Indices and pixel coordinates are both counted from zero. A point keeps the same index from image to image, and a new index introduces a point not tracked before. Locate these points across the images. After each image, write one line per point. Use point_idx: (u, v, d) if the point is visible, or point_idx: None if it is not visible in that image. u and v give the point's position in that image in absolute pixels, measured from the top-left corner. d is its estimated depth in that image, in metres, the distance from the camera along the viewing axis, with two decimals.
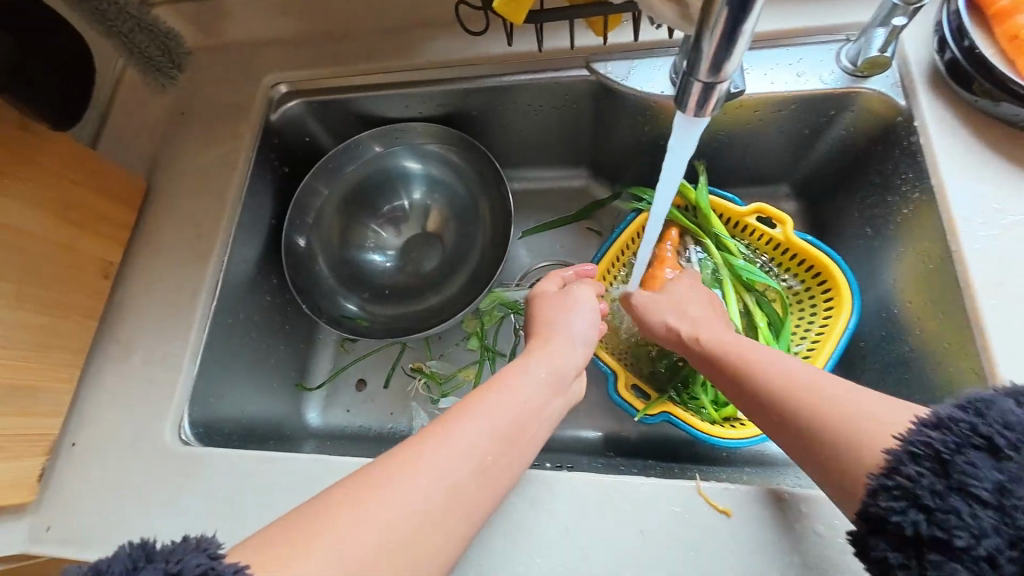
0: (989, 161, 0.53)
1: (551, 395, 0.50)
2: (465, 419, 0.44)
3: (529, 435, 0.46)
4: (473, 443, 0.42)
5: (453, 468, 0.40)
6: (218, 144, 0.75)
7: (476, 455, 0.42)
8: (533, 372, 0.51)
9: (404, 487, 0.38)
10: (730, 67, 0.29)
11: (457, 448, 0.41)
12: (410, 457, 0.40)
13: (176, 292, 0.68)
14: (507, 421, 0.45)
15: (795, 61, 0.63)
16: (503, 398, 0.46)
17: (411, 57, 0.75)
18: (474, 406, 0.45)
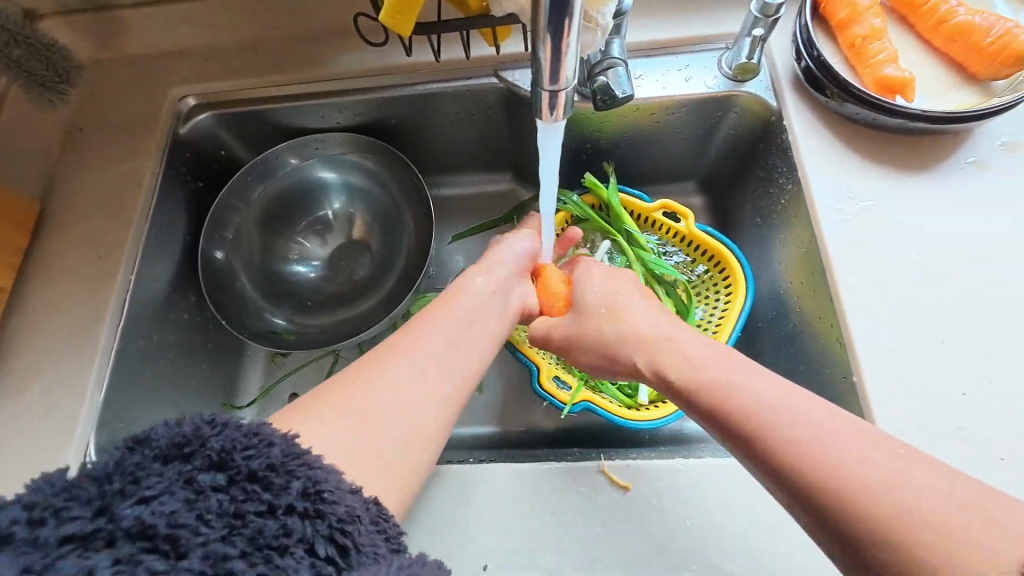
0: (843, 154, 0.60)
1: (498, 303, 0.59)
2: (422, 331, 0.51)
3: (482, 326, 0.55)
4: (428, 337, 0.50)
5: (411, 356, 0.48)
6: (120, 160, 0.72)
7: (434, 355, 0.49)
8: (482, 284, 0.59)
9: (368, 387, 0.44)
10: (567, 77, 0.34)
11: (409, 342, 0.49)
12: (373, 362, 0.47)
13: (79, 316, 0.65)
14: (455, 326, 0.53)
15: (682, 67, 0.69)
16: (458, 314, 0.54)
17: (322, 69, 0.75)
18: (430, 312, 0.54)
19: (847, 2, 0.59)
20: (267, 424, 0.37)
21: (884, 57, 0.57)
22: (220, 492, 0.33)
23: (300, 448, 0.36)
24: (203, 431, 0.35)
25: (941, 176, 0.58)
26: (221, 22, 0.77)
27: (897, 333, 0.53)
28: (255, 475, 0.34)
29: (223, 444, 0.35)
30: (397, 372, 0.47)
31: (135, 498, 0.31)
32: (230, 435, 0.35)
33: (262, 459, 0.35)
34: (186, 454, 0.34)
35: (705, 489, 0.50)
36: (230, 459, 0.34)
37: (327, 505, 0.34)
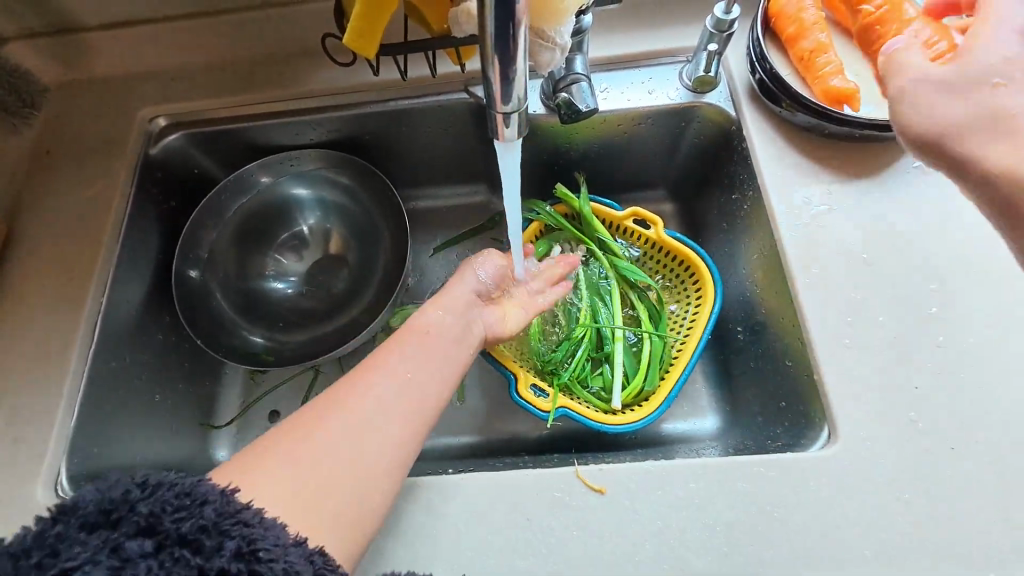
0: (799, 161, 0.63)
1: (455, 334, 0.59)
2: (379, 369, 0.52)
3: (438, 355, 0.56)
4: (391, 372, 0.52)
5: (370, 401, 0.49)
6: (89, 182, 0.72)
7: (391, 402, 0.50)
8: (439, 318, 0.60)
9: (323, 429, 0.46)
10: (518, 98, 0.36)
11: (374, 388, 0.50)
12: (331, 403, 0.49)
13: (48, 341, 0.64)
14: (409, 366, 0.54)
15: (645, 80, 0.71)
16: (412, 354, 0.55)
17: (293, 88, 0.76)
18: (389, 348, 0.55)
19: (794, 17, 0.62)
20: (201, 482, 0.39)
21: (831, 69, 0.60)
22: (141, 549, 0.35)
23: (232, 508, 0.38)
24: (131, 495, 0.37)
25: (890, 180, 0.61)
26: (190, 43, 0.77)
27: (853, 330, 0.55)
28: (149, 528, 0.36)
29: (151, 508, 0.37)
30: (357, 416, 0.48)
31: (54, 570, 0.33)
32: (159, 500, 0.37)
33: (192, 520, 0.37)
34: (113, 522, 0.36)
35: (677, 490, 0.52)
36: (157, 522, 0.36)
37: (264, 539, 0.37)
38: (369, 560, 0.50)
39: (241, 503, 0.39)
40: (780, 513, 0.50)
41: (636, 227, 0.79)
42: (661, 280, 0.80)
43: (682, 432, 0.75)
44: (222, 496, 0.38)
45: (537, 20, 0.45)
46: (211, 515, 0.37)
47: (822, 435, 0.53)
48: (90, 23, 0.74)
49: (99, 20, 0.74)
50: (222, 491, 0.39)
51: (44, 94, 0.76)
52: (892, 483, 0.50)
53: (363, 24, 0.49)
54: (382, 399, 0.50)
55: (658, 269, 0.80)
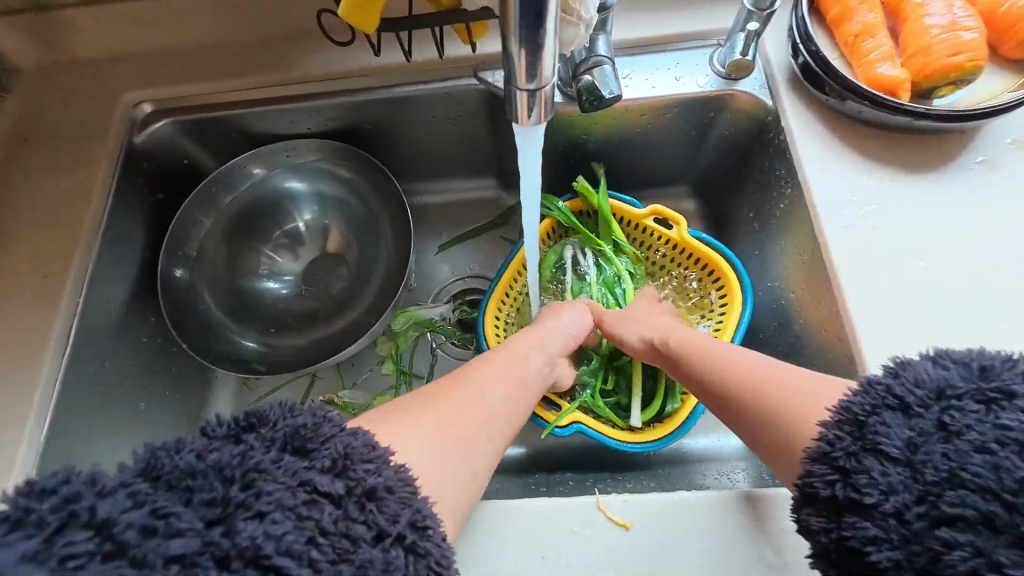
0: (845, 155, 0.57)
1: (547, 361, 0.58)
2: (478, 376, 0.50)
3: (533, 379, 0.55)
4: (494, 381, 0.50)
5: (478, 398, 0.48)
6: (68, 172, 0.66)
7: (494, 408, 0.48)
8: (541, 339, 0.60)
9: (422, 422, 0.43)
10: (546, 78, 0.30)
11: (480, 388, 0.48)
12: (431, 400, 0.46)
13: (18, 344, 0.59)
14: (511, 377, 0.52)
15: (672, 65, 0.65)
16: (512, 366, 0.53)
17: (288, 72, 0.70)
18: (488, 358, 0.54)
19: None
20: (313, 413, 0.38)
21: (879, 54, 0.53)
22: (297, 470, 0.35)
23: (359, 448, 0.37)
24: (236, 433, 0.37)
25: (949, 177, 0.55)
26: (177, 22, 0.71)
27: (910, 347, 0.49)
28: (307, 451, 0.36)
29: (293, 428, 0.37)
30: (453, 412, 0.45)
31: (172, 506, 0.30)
32: (281, 432, 0.37)
33: (327, 451, 0.36)
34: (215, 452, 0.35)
35: (711, 525, 0.46)
36: (285, 452, 0.35)
37: (380, 463, 0.37)
38: None
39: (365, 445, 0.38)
40: None
41: (657, 226, 0.73)
42: (681, 285, 0.74)
43: (706, 450, 0.69)
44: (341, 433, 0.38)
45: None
46: (361, 443, 0.38)
47: None
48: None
49: None
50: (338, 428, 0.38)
51: (15, 74, 0.70)
52: None
53: None
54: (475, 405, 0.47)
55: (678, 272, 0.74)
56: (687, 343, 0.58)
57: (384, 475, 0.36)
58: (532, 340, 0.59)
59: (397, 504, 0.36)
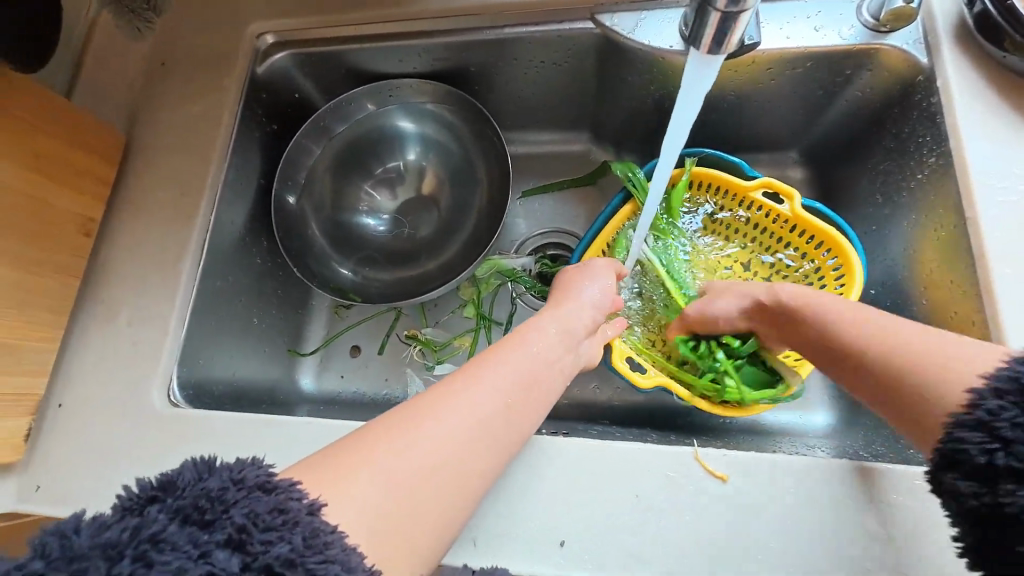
0: (1012, 124, 0.51)
1: (561, 360, 0.51)
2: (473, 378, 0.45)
3: (543, 386, 0.48)
4: (492, 389, 0.45)
5: (469, 411, 0.43)
6: (199, 98, 0.71)
7: (485, 419, 0.43)
8: (547, 328, 0.53)
9: (408, 437, 0.40)
10: None
11: (472, 396, 0.44)
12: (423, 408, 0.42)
13: (161, 252, 0.66)
14: (513, 386, 0.46)
15: (813, 14, 0.60)
16: (518, 358, 0.48)
17: (404, 8, 0.70)
18: (492, 355, 0.48)
19: None
20: (292, 493, 0.35)
21: None
22: (196, 545, 0.31)
23: (320, 539, 0.33)
24: (228, 495, 0.34)
25: None
26: None
27: None
28: (208, 522, 0.33)
29: (262, 514, 0.33)
30: (441, 423, 0.41)
31: None
32: (252, 511, 0.33)
33: (279, 548, 0.32)
34: (206, 522, 0.33)
35: (809, 489, 0.46)
36: (247, 540, 0.32)
37: (286, 529, 0.33)
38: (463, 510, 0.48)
39: (326, 529, 0.34)
40: (935, 533, 0.43)
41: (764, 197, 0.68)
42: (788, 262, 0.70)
43: (785, 425, 0.69)
44: (309, 517, 0.34)
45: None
46: (267, 508, 0.34)
47: None
48: None
49: None
50: (309, 510, 0.35)
51: None
52: None
53: None
54: (463, 413, 0.43)
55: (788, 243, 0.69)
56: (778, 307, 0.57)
57: (291, 541, 0.33)
58: (558, 327, 0.53)
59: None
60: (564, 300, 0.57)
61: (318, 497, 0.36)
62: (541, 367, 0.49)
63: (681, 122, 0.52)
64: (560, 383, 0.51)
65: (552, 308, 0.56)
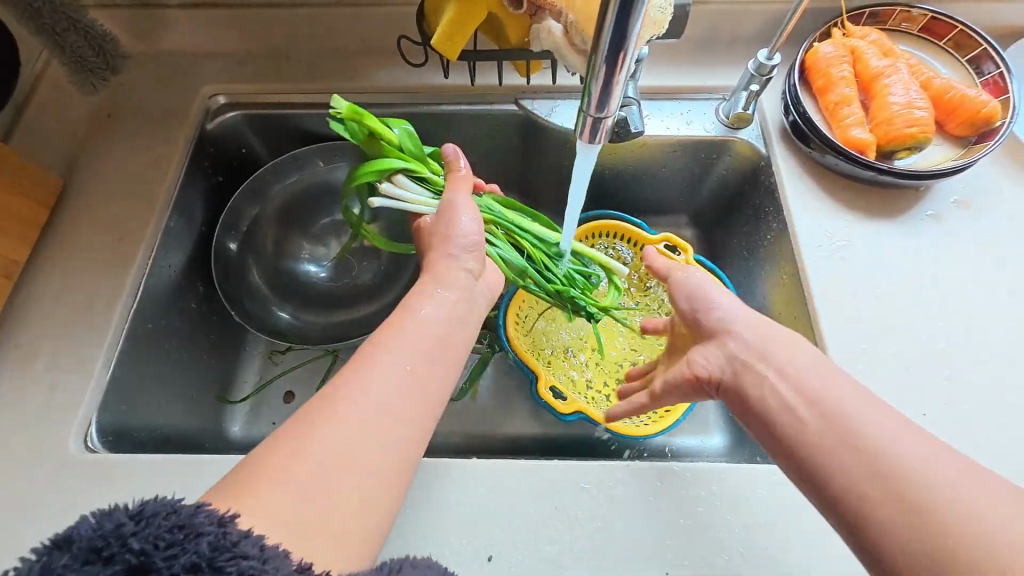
0: (824, 199, 0.69)
1: (455, 319, 0.54)
2: (363, 373, 0.46)
3: (441, 348, 0.50)
4: (391, 363, 0.47)
5: (372, 398, 0.44)
6: (145, 149, 0.74)
7: (383, 402, 0.44)
8: (436, 300, 0.54)
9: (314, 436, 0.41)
10: (609, 110, 0.39)
11: (368, 386, 0.45)
12: (305, 425, 0.42)
13: (92, 296, 0.65)
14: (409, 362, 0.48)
15: (684, 112, 0.76)
16: (407, 332, 0.50)
17: (352, 82, 0.80)
18: (386, 338, 0.49)
19: (824, 71, 0.66)
20: (196, 512, 0.34)
21: (853, 120, 0.64)
22: None
23: (228, 541, 0.33)
24: (125, 529, 0.32)
25: (904, 225, 0.67)
26: (255, 28, 0.80)
27: (868, 357, 0.59)
28: (108, 558, 0.31)
29: (156, 537, 0.32)
30: (331, 422, 0.42)
31: None
32: (152, 534, 0.32)
33: (187, 561, 0.32)
34: (105, 559, 0.31)
35: (698, 490, 0.54)
36: (152, 563, 0.31)
37: (191, 541, 0.33)
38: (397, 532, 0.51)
39: (236, 534, 0.34)
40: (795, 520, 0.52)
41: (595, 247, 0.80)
42: None
43: (692, 448, 0.78)
44: (218, 528, 0.34)
45: (645, 24, 0.47)
46: (168, 529, 0.33)
47: None
48: (169, 1, 0.78)
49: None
50: (217, 522, 0.34)
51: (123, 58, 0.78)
52: None
53: (452, 28, 0.54)
54: (358, 410, 0.43)
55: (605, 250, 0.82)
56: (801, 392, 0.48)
57: (200, 551, 0.32)
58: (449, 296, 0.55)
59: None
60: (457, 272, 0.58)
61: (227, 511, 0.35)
62: (426, 346, 0.49)
63: (579, 182, 0.55)
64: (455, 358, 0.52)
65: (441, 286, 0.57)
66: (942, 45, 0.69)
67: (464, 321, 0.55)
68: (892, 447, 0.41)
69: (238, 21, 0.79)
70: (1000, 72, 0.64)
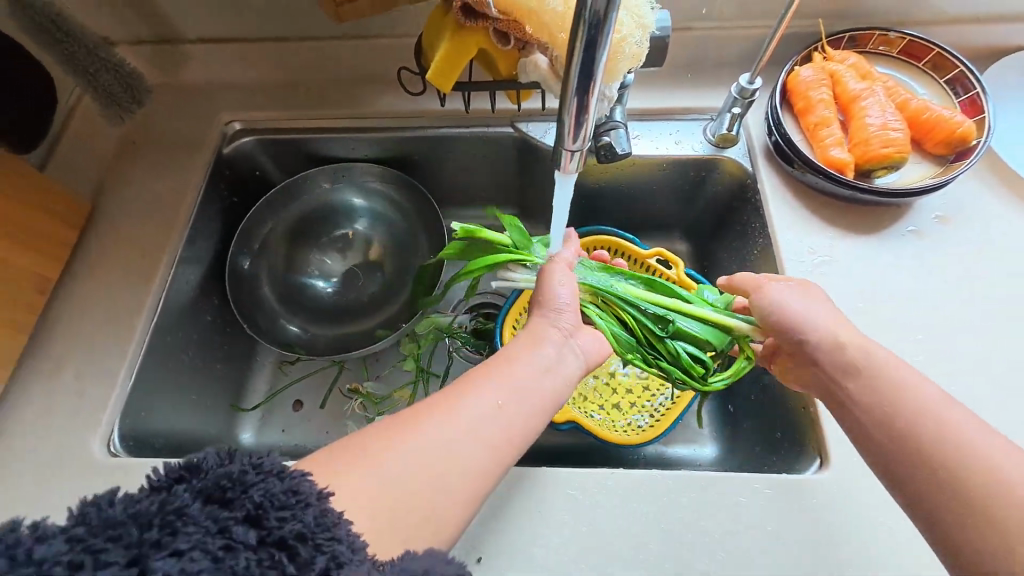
0: (807, 216, 0.71)
1: (552, 367, 0.54)
2: (462, 402, 0.48)
3: (533, 400, 0.51)
4: (482, 399, 0.48)
5: (468, 433, 0.46)
6: (167, 173, 0.80)
7: (467, 441, 0.46)
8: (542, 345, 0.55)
9: (399, 450, 0.44)
10: (581, 142, 0.43)
11: (461, 416, 0.47)
12: (393, 434, 0.45)
13: (117, 310, 0.71)
14: (501, 406, 0.49)
15: (674, 132, 0.80)
16: (506, 368, 0.52)
17: (358, 108, 0.85)
18: (493, 371, 0.51)
19: (804, 93, 0.69)
20: (304, 479, 0.37)
21: (832, 141, 0.67)
22: (214, 519, 0.33)
23: (328, 518, 0.36)
24: (247, 477, 0.35)
25: (886, 239, 0.69)
26: (269, 60, 0.85)
27: None
28: (228, 500, 0.34)
29: (271, 495, 0.35)
30: (415, 439, 0.45)
31: (169, 548, 0.32)
32: (268, 491, 0.35)
33: (293, 524, 0.34)
34: (225, 501, 0.34)
35: (677, 496, 0.57)
36: (263, 516, 0.34)
37: (300, 508, 0.35)
38: None
39: (335, 512, 0.36)
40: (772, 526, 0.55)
41: None
42: None
43: (685, 457, 0.79)
44: (320, 501, 0.36)
45: (620, 59, 0.50)
46: (281, 488, 0.36)
47: (814, 464, 0.60)
48: (191, 37, 0.84)
49: (200, 35, 0.84)
50: (320, 496, 0.37)
51: (148, 93, 0.84)
52: (880, 513, 0.55)
53: (445, 64, 0.58)
54: (449, 445, 0.45)
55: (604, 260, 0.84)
56: (878, 387, 0.49)
57: (304, 519, 0.35)
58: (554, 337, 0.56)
59: (311, 552, 0.34)
60: (545, 303, 0.59)
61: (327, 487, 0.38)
62: (523, 398, 0.50)
63: (563, 204, 0.58)
64: (550, 404, 0.52)
65: (537, 315, 0.58)
66: (921, 66, 0.71)
67: (563, 377, 0.55)
68: (979, 453, 0.43)
69: (253, 53, 0.85)
70: (976, 92, 0.67)
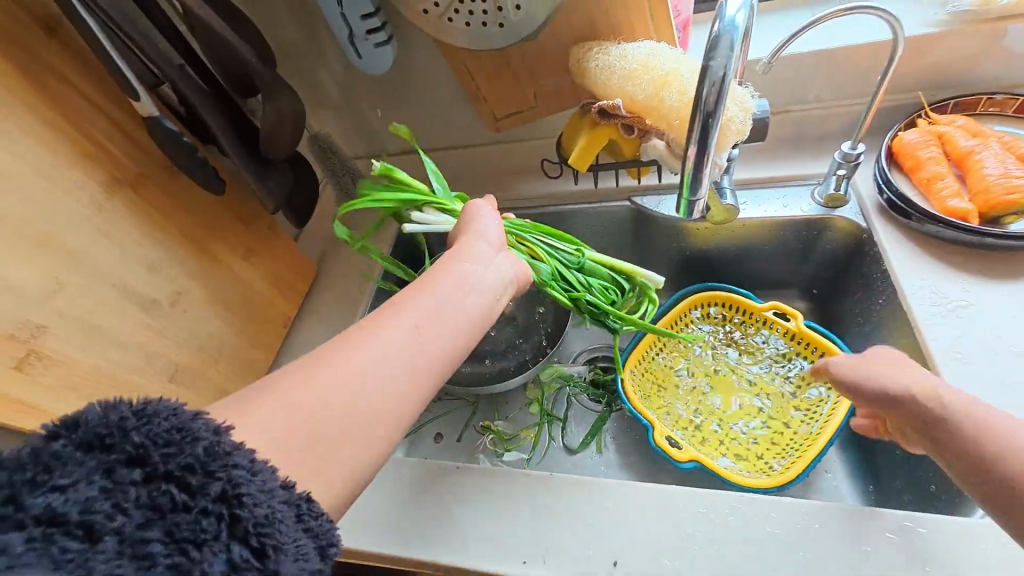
0: (936, 265, 0.72)
1: (477, 288, 0.56)
2: (387, 324, 0.48)
3: (456, 316, 0.52)
4: (403, 320, 0.49)
5: (386, 350, 0.46)
6: (366, 245, 1.08)
7: (393, 355, 0.47)
8: (466, 270, 0.57)
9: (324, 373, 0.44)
10: (698, 195, 0.57)
11: (382, 338, 0.47)
12: (312, 369, 0.44)
13: (327, 341, 0.94)
14: (422, 318, 0.50)
15: (781, 197, 0.88)
16: (432, 291, 0.53)
17: (504, 193, 1.08)
18: (413, 291, 0.53)
19: (912, 154, 0.75)
20: (197, 418, 0.36)
21: (948, 192, 0.71)
22: (94, 464, 0.32)
23: (223, 451, 0.34)
24: (128, 423, 0.34)
25: None
26: (439, 162, 1.14)
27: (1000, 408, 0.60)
28: (108, 445, 0.33)
29: (157, 434, 0.34)
30: (345, 361, 0.45)
31: (48, 487, 0.30)
32: (152, 432, 0.34)
33: (182, 459, 0.33)
34: (105, 446, 0.33)
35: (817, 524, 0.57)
36: (148, 456, 0.33)
37: (188, 445, 0.34)
38: (535, 531, 0.62)
39: (233, 446, 0.35)
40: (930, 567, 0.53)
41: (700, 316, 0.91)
42: (808, 371, 0.84)
43: None
44: (216, 436, 0.35)
45: (729, 134, 0.64)
46: (167, 428, 0.34)
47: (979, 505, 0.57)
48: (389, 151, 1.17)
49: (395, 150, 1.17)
50: (216, 431, 0.35)
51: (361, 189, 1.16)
52: None
53: (583, 151, 0.77)
54: (379, 362, 0.46)
55: (717, 315, 0.91)
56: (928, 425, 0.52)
57: (194, 453, 0.34)
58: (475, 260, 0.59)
59: (204, 480, 0.33)
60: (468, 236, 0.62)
61: (224, 423, 0.36)
62: (445, 310, 0.52)
63: None
64: (477, 317, 0.54)
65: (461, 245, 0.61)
66: None
67: (488, 298, 0.56)
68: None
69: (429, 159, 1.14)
70: None
